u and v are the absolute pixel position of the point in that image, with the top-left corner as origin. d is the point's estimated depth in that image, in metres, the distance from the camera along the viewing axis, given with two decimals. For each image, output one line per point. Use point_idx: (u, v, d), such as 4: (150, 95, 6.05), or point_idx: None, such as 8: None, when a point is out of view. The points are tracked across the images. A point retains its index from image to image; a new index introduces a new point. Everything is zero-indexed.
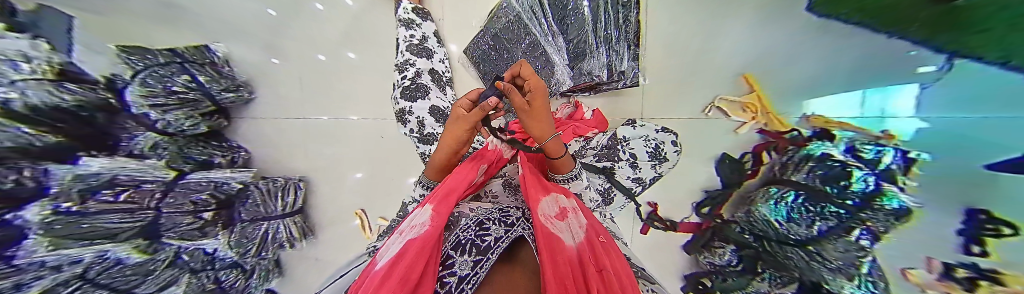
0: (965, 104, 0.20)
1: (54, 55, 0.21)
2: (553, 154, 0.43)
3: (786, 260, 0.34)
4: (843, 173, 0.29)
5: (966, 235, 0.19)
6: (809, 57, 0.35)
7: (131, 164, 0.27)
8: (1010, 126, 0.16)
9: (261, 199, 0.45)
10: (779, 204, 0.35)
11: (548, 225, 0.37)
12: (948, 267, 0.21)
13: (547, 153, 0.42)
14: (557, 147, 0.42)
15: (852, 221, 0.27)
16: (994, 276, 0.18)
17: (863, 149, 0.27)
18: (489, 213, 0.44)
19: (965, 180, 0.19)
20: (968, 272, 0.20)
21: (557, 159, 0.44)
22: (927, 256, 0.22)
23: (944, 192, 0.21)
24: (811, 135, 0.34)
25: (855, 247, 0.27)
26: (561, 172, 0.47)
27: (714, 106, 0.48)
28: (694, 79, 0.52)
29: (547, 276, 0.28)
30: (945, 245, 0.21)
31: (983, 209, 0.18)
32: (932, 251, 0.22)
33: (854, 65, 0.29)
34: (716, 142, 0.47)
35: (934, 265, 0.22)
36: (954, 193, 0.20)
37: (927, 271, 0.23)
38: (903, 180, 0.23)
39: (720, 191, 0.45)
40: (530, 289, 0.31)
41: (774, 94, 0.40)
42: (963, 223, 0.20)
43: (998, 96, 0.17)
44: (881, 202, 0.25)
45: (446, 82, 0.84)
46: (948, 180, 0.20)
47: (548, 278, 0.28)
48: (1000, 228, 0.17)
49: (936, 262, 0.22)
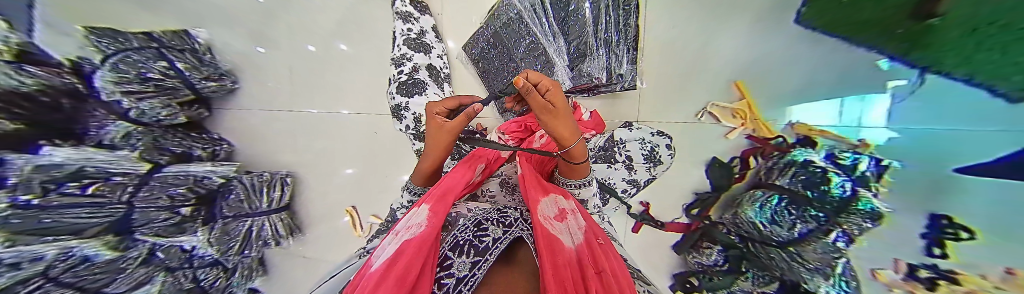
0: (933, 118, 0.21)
1: (13, 34, 0.20)
2: (574, 160, 0.42)
3: (768, 260, 0.36)
4: (823, 179, 0.31)
5: (930, 238, 0.21)
6: (798, 66, 0.36)
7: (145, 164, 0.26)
8: (966, 137, 0.18)
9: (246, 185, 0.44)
10: (764, 207, 0.36)
11: (548, 226, 0.38)
12: (913, 268, 0.23)
13: (571, 157, 0.41)
14: (580, 152, 0.41)
15: (829, 224, 0.29)
16: (953, 275, 0.19)
17: (842, 157, 0.30)
18: (488, 214, 0.45)
19: (928, 183, 0.21)
20: (930, 273, 0.21)
21: (577, 164, 0.43)
22: (894, 257, 0.24)
23: (914, 197, 0.22)
24: (796, 142, 0.36)
25: (831, 248, 0.29)
26: (578, 177, 0.46)
27: (706, 112, 0.49)
28: (689, 83, 0.54)
29: (546, 274, 0.29)
30: (913, 247, 0.22)
31: (945, 214, 0.20)
32: (899, 253, 0.23)
33: (836, 78, 0.31)
34: (709, 145, 0.47)
35: (901, 266, 0.24)
36: (922, 198, 0.22)
37: (894, 271, 0.24)
38: (876, 186, 0.25)
39: (710, 193, 0.46)
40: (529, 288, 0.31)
41: (763, 101, 0.41)
42: (929, 227, 0.21)
43: (959, 112, 0.19)
44: (857, 206, 0.26)
45: (444, 78, 0.85)
46: (914, 186, 0.22)
47: (547, 279, 0.28)
48: (960, 232, 0.18)
49: (902, 263, 0.23)
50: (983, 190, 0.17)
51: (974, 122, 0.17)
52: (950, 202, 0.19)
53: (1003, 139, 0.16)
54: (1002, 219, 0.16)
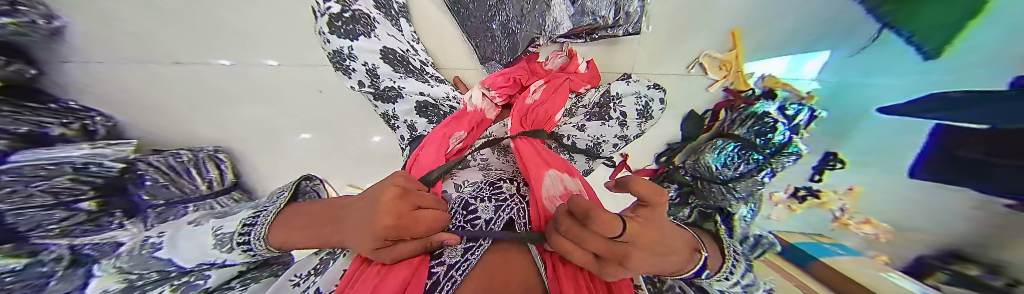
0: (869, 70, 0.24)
1: None
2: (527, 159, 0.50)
3: (708, 194, 0.39)
4: (770, 128, 0.31)
5: (815, 168, 0.27)
6: (787, 15, 0.38)
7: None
8: (883, 83, 0.22)
9: (167, 244, 0.31)
10: (720, 154, 0.37)
11: (548, 204, 0.40)
12: (798, 191, 0.28)
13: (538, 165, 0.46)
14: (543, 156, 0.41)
15: (762, 164, 0.31)
16: (818, 191, 0.27)
17: (789, 108, 0.31)
18: (478, 190, 0.44)
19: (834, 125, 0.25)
20: (804, 192, 0.28)
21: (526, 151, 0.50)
22: (789, 183, 0.29)
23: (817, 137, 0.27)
24: (761, 94, 0.36)
25: (757, 184, 0.32)
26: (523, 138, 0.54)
27: (698, 62, 0.50)
28: (691, 36, 0.55)
29: (556, 264, 0.32)
30: (800, 175, 0.28)
31: (833, 151, 0.25)
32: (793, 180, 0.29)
33: (819, 28, 0.33)
34: (691, 99, 0.49)
35: (790, 189, 0.29)
36: (829, 140, 0.26)
37: (783, 192, 0.30)
38: (803, 132, 0.28)
39: (679, 143, 0.48)
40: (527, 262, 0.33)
41: (751, 51, 0.42)
42: (817, 161, 0.27)
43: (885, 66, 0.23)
44: (788, 150, 0.29)
45: (398, 12, 0.71)
46: (824, 131, 0.26)
47: (558, 267, 0.31)
48: (835, 164, 0.25)
49: (792, 186, 0.29)
50: (872, 126, 0.22)
51: (891, 76, 0.22)
52: (841, 143, 0.25)
53: (922, 85, 0.19)
54: (884, 148, 0.21)
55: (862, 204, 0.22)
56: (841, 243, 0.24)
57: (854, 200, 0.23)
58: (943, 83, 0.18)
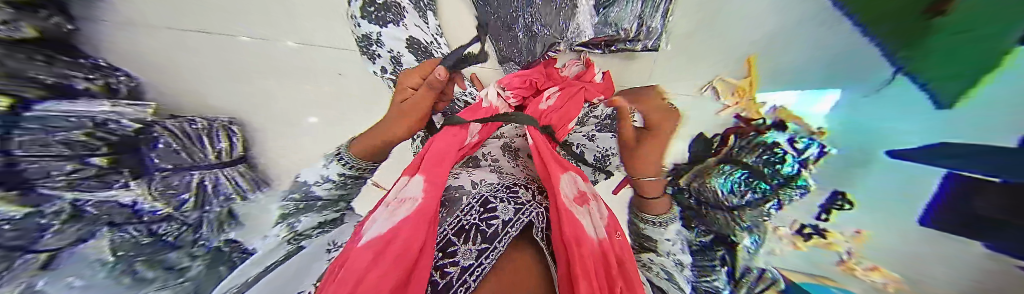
0: (876, 111, 0.24)
1: None
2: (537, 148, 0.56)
3: (714, 219, 0.41)
4: (780, 158, 0.32)
5: (823, 207, 0.28)
6: (799, 47, 0.31)
7: (248, 152, 0.35)
8: (898, 126, 0.22)
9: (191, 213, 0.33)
10: (727, 179, 0.39)
11: (571, 209, 0.42)
12: (802, 227, 0.30)
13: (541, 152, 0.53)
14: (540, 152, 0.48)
15: (770, 194, 0.33)
16: (826, 231, 0.28)
17: (800, 141, 0.30)
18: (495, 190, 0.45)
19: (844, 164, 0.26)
20: (810, 229, 0.29)
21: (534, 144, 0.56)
22: (796, 219, 0.31)
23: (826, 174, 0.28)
24: (773, 124, 0.33)
25: (763, 214, 0.34)
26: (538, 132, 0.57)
27: (709, 86, 0.42)
28: (702, 54, 0.45)
29: (574, 267, 0.32)
30: (806, 213, 0.30)
31: (841, 190, 0.26)
32: (799, 215, 0.30)
33: (840, 58, 0.27)
34: (697, 121, 0.44)
35: (795, 225, 0.31)
36: (840, 177, 0.27)
37: (789, 229, 0.31)
38: (813, 166, 0.29)
39: (687, 164, 0.44)
40: (537, 273, 0.34)
41: (766, 79, 0.34)
42: (825, 199, 0.28)
43: (890, 107, 0.23)
44: (794, 182, 0.31)
45: (427, 5, 0.72)
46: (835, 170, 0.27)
47: (576, 272, 0.31)
48: (844, 204, 0.26)
49: (798, 223, 0.31)
50: (889, 169, 0.23)
51: (897, 119, 0.22)
52: (851, 184, 0.26)
53: (927, 131, 0.20)
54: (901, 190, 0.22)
55: (867, 239, 0.24)
56: (848, 288, 0.26)
57: (859, 244, 0.25)
58: (945, 132, 0.19)
